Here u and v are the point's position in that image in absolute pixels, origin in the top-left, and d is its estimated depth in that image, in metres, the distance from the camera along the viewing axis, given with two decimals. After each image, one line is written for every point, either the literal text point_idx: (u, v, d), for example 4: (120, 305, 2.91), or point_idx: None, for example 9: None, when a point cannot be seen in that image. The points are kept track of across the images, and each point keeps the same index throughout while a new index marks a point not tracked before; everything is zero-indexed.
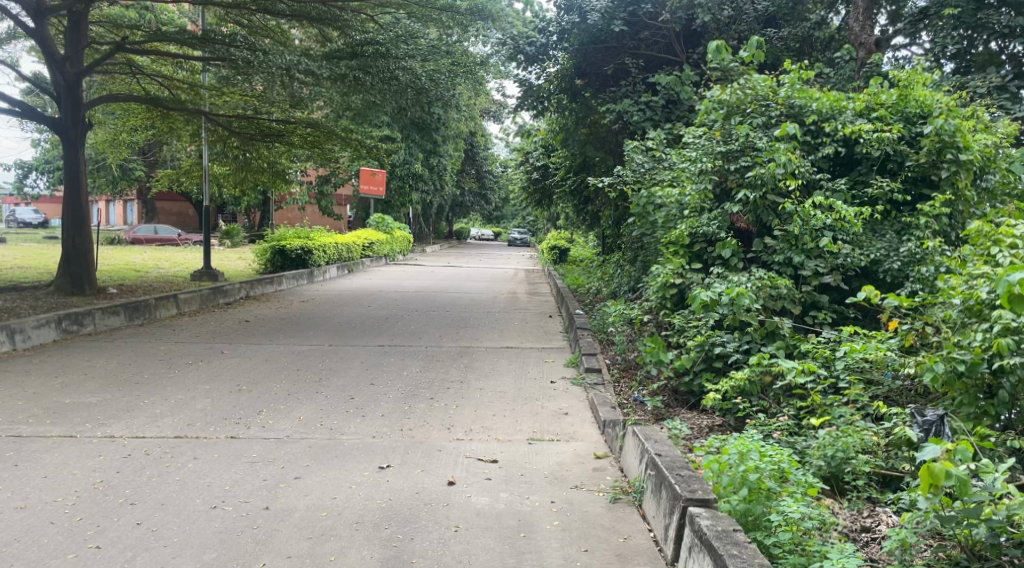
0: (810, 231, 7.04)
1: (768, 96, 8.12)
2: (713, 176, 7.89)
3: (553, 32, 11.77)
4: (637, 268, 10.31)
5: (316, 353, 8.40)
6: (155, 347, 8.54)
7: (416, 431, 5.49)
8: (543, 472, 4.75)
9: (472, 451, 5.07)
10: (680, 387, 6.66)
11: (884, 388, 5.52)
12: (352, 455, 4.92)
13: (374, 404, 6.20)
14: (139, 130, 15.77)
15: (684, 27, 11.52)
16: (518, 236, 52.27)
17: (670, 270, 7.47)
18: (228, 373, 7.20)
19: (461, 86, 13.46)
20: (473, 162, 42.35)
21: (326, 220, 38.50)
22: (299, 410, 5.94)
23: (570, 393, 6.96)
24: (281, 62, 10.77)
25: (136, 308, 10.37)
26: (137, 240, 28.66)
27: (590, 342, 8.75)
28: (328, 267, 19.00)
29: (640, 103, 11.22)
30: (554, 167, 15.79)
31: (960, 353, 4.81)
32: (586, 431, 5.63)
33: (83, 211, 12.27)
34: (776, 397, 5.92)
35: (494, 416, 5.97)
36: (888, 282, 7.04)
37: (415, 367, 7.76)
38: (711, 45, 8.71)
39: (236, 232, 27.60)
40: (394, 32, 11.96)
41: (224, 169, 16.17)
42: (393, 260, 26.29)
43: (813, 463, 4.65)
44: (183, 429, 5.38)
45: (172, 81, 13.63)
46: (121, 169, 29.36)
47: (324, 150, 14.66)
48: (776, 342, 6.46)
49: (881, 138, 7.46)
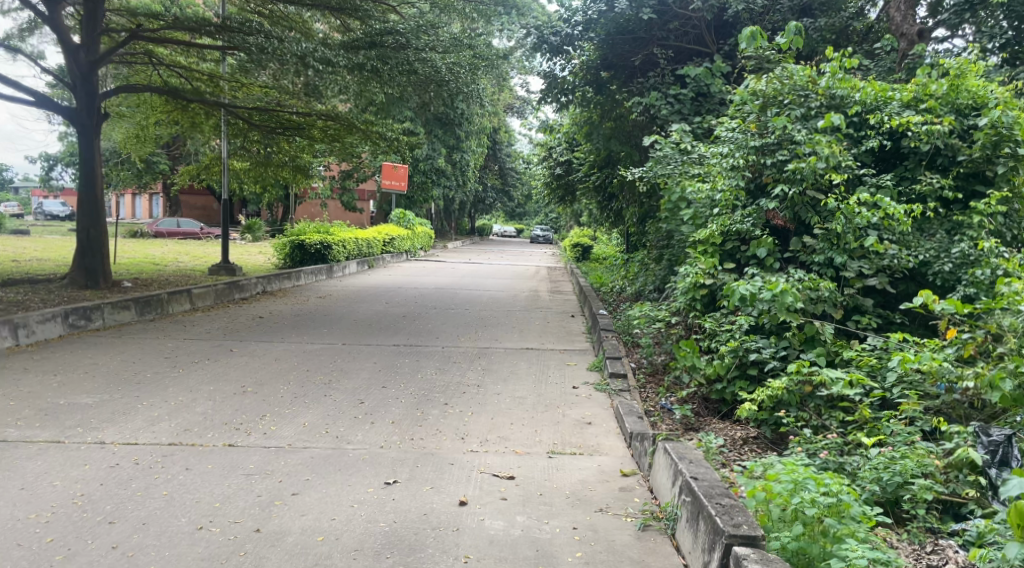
0: (854, 229, 6.52)
1: (807, 86, 7.61)
2: (747, 172, 7.43)
3: (579, 22, 11.34)
4: (663, 267, 9.88)
5: (327, 352, 8.04)
6: (162, 344, 8.23)
7: (427, 441, 5.09)
8: (565, 492, 4.33)
9: (488, 466, 4.67)
10: (711, 395, 6.21)
11: (939, 402, 5.04)
12: (357, 468, 4.53)
13: (385, 410, 5.82)
14: (160, 122, 15.54)
15: (716, 17, 10.98)
16: (542, 234, 51.86)
17: (701, 269, 6.98)
18: (235, 373, 6.85)
19: (484, 80, 13.08)
20: (496, 158, 41.97)
21: (348, 215, 38.31)
22: (305, 416, 5.57)
23: (593, 400, 6.53)
24: (297, 50, 10.37)
25: (148, 303, 10.09)
26: (160, 234, 28.64)
27: (615, 345, 8.32)
28: (348, 262, 18.69)
29: (668, 97, 10.69)
30: (577, 162, 15.39)
31: None
32: (611, 444, 5.20)
33: (98, 202, 12.00)
34: (817, 409, 5.45)
35: (512, 425, 5.55)
36: (938, 285, 6.53)
37: (430, 370, 7.37)
38: (744, 31, 8.15)
39: (257, 226, 27.46)
40: (415, 22, 11.66)
41: (244, 163, 15.86)
42: (414, 256, 26.03)
43: (866, 488, 4.20)
44: (179, 435, 5.03)
45: (191, 72, 13.34)
46: (146, 162, 29.40)
47: (344, 144, 14.34)
48: (816, 348, 5.97)
49: (931, 130, 6.90)
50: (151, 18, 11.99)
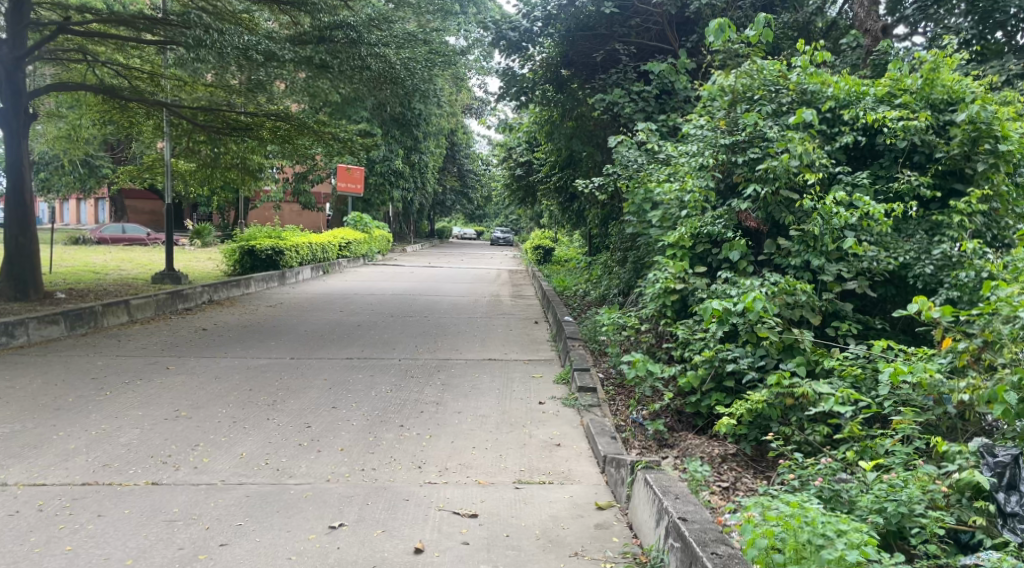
0: (831, 230, 6.13)
1: (778, 81, 7.23)
2: (717, 170, 7.03)
3: (538, 17, 10.85)
4: (627, 271, 9.48)
5: (274, 367, 7.46)
6: (91, 361, 7.55)
7: (380, 472, 4.58)
8: (534, 531, 3.89)
9: (447, 500, 4.19)
10: (685, 409, 5.75)
11: (930, 416, 4.67)
12: (299, 509, 4.00)
13: (333, 435, 5.27)
14: (97, 122, 14.64)
15: (677, 14, 10.58)
16: (501, 235, 51.39)
17: (670, 274, 6.53)
18: (168, 394, 6.23)
19: (439, 77, 12.59)
20: (454, 160, 41.42)
21: (302, 218, 37.29)
22: (243, 444, 5.01)
23: (561, 417, 6.08)
24: (238, 43, 9.71)
25: (80, 316, 9.36)
26: (104, 240, 27.43)
27: (582, 353, 7.87)
28: (302, 268, 18.01)
29: (631, 94, 10.23)
30: (538, 163, 14.99)
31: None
32: (584, 469, 4.75)
33: (28, 209, 11.19)
34: (800, 424, 5.05)
35: (474, 449, 5.06)
36: (920, 288, 6.17)
37: (385, 386, 6.84)
38: (712, 24, 7.75)
39: (207, 231, 26.68)
40: (367, 15, 11.00)
41: (189, 165, 15.10)
42: (372, 259, 25.34)
43: (868, 519, 3.76)
44: (97, 471, 4.45)
45: (129, 70, 12.59)
46: (88, 165, 28.10)
47: (295, 145, 13.58)
48: (795, 357, 5.53)
49: (907, 126, 6.55)
50: (83, 11, 11.20)
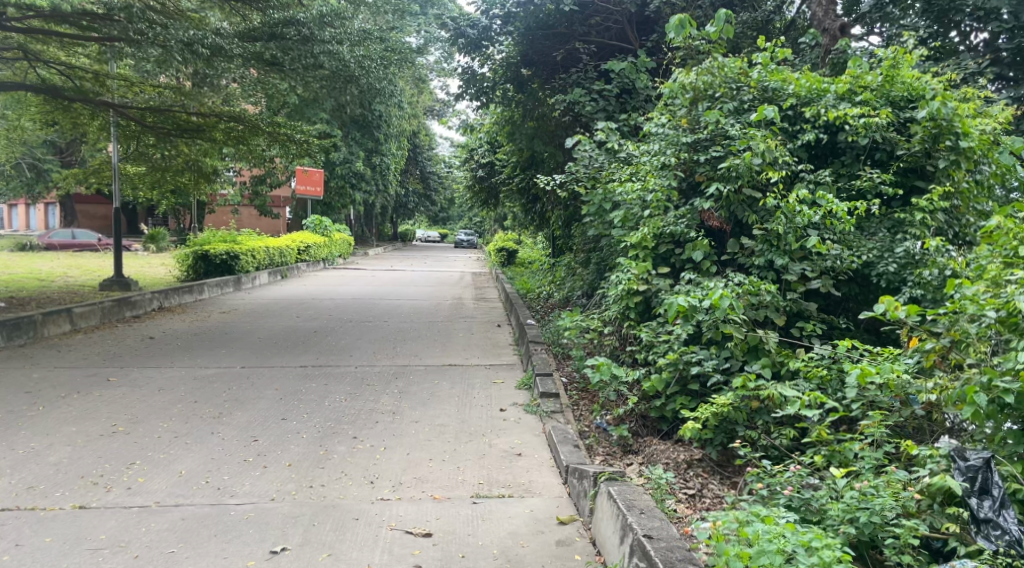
0: (795, 229, 6.02)
1: (739, 79, 7.12)
2: (679, 170, 6.87)
3: (497, 15, 10.66)
4: (590, 273, 9.30)
5: (222, 377, 7.12)
6: (25, 374, 7.12)
7: (329, 488, 4.32)
8: (491, 551, 3.70)
9: (399, 519, 3.96)
10: (650, 413, 5.56)
11: (899, 417, 4.55)
12: (238, 533, 3.78)
13: (281, 449, 4.99)
14: (40, 123, 14.04)
15: (637, 13, 10.48)
16: (464, 237, 51.06)
17: (633, 275, 6.35)
18: (106, 408, 5.87)
19: (397, 75, 12.35)
20: (416, 163, 41.05)
21: (261, 222, 36.59)
22: (184, 460, 4.73)
23: (523, 424, 5.87)
24: (182, 37, 9.34)
25: (18, 326, 8.90)
26: (53, 246, 26.50)
27: (544, 358, 7.66)
28: (258, 273, 17.53)
29: (592, 94, 10.04)
30: (500, 163, 14.82)
31: (990, 377, 3.90)
32: (546, 481, 4.54)
33: None
34: (766, 427, 4.91)
35: (431, 461, 4.82)
36: (884, 287, 6.07)
37: (340, 395, 6.56)
38: (673, 20, 7.57)
39: (161, 236, 26.00)
40: (319, 11, 10.53)
41: (138, 169, 14.49)
42: (332, 263, 24.90)
43: (840, 530, 3.63)
44: (19, 494, 4.15)
45: (72, 69, 12.04)
46: (36, 171, 27.13)
47: (250, 147, 13.10)
48: (761, 359, 5.36)
49: (869, 123, 6.45)
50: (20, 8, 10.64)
